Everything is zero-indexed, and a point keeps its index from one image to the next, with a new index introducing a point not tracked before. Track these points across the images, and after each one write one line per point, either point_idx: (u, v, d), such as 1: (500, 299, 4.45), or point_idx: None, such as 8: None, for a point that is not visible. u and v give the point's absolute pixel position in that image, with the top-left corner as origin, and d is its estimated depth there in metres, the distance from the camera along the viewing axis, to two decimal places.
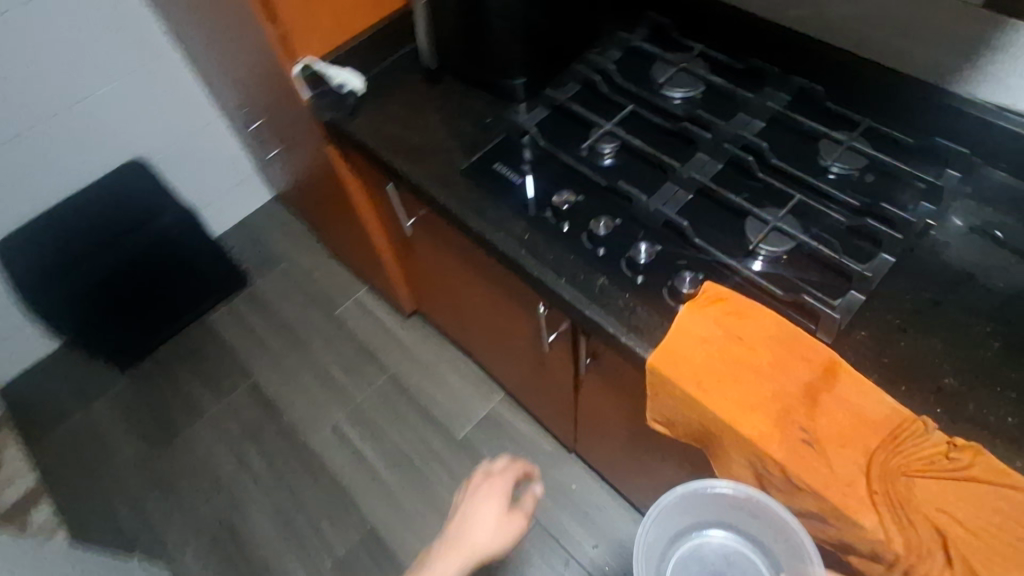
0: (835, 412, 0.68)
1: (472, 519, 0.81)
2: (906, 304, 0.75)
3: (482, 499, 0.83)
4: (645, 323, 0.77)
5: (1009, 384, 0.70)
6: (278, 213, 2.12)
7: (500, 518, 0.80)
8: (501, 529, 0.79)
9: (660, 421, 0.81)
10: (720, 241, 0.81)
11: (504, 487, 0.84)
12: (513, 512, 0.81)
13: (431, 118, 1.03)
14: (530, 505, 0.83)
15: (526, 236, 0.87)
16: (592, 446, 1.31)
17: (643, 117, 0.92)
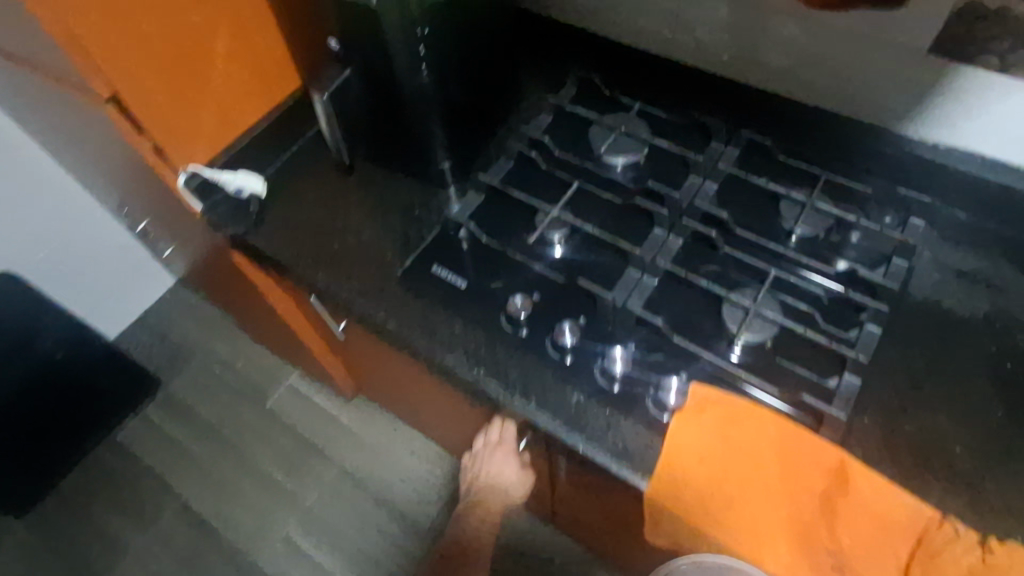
0: (859, 525, 0.62)
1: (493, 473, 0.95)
2: (900, 378, 0.70)
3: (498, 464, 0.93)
4: (632, 442, 0.69)
5: (1021, 456, 0.65)
6: (186, 299, 1.91)
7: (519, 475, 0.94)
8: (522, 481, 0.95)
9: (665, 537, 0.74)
10: (696, 332, 0.74)
11: (513, 450, 0.92)
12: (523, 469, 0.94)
13: (349, 217, 0.91)
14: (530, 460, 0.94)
15: (480, 351, 0.77)
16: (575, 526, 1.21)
17: (591, 194, 0.85)
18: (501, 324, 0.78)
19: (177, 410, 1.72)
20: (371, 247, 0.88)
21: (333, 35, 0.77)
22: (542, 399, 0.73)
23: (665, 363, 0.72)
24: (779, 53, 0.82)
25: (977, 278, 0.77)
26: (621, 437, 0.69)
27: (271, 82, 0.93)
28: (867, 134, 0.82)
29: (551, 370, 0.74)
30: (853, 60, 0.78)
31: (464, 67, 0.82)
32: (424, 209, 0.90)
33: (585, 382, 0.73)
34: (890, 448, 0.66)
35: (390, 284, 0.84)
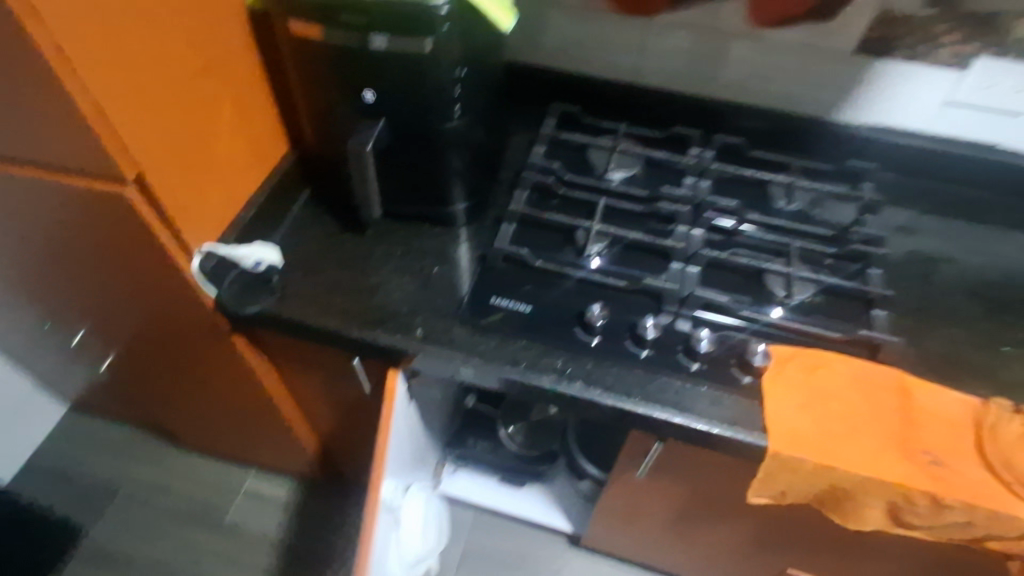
0: (936, 425, 0.74)
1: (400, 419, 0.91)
2: (906, 307, 0.86)
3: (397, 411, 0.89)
4: (738, 411, 0.76)
5: (1007, 343, 0.83)
6: (88, 426, 1.62)
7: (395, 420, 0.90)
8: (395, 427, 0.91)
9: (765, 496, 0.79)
10: (750, 304, 0.83)
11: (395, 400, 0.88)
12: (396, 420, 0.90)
13: (382, 272, 0.88)
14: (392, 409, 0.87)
15: (570, 369, 0.79)
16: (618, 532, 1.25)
17: (617, 207, 0.93)
18: (578, 336, 0.81)
19: (112, 558, 1.44)
20: (418, 294, 0.86)
21: (370, 88, 0.76)
22: (643, 393, 0.77)
23: (735, 335, 0.81)
24: (734, 69, 0.99)
25: (920, 221, 0.97)
26: (726, 408, 0.76)
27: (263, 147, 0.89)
28: (812, 125, 1.00)
29: (641, 367, 0.79)
30: (796, 67, 0.96)
31: (484, 112, 0.86)
32: (452, 252, 0.92)
33: (675, 369, 0.79)
34: (925, 360, 0.81)
35: (454, 325, 0.83)
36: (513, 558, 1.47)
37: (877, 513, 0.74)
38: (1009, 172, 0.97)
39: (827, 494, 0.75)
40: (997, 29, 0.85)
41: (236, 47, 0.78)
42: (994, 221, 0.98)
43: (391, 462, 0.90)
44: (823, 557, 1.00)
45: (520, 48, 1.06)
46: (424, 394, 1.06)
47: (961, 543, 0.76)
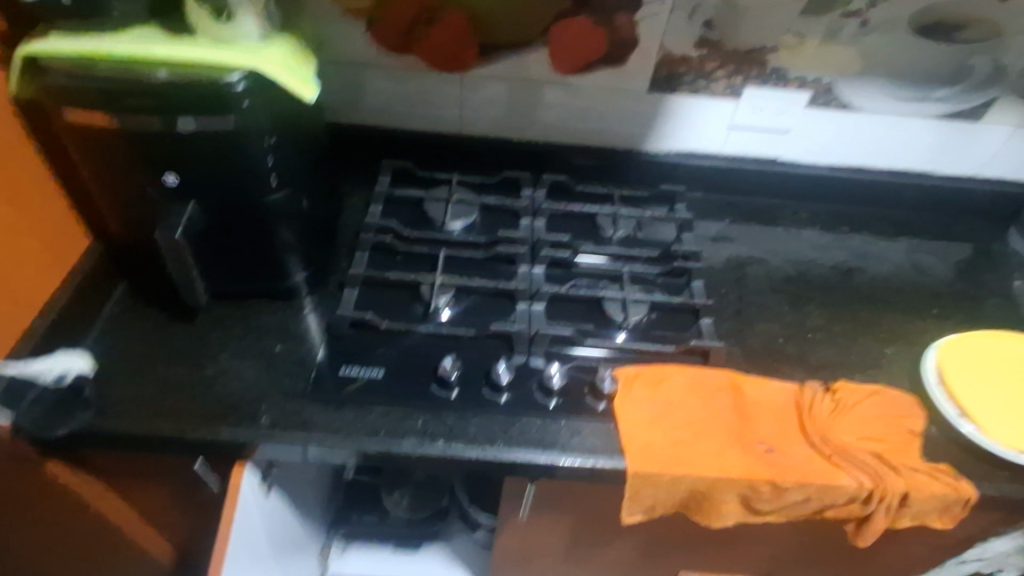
0: (765, 415, 0.82)
1: (256, 504, 0.83)
2: (727, 312, 0.95)
3: (252, 498, 0.81)
4: (597, 437, 0.79)
5: (812, 329, 0.95)
6: None
7: (253, 507, 0.82)
8: (256, 512, 0.83)
9: (636, 513, 0.82)
10: (594, 332, 0.88)
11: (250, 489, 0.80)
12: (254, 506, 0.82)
13: (217, 360, 0.82)
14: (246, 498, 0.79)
15: (432, 427, 0.78)
16: (520, 574, 1.23)
17: (458, 256, 0.94)
18: (436, 393, 0.80)
19: None
20: (260, 378, 0.81)
21: (172, 170, 0.71)
22: (506, 438, 0.78)
23: (584, 364, 0.85)
24: (548, 114, 1.05)
25: (729, 231, 1.09)
26: (586, 437, 0.79)
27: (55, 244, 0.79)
28: (625, 156, 1.09)
29: (502, 412, 0.80)
30: (602, 107, 1.04)
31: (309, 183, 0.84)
32: (293, 328, 0.87)
33: (534, 408, 0.80)
34: (749, 357, 0.89)
35: (305, 404, 0.78)
36: None
37: (731, 507, 0.80)
38: (789, 180, 1.12)
39: (686, 499, 0.80)
40: (755, 63, 0.98)
41: (7, 141, 0.69)
42: (786, 223, 1.12)
43: (252, 558, 0.82)
44: (704, 555, 1.06)
45: (341, 111, 1.05)
46: (290, 480, 0.98)
47: (806, 518, 0.84)
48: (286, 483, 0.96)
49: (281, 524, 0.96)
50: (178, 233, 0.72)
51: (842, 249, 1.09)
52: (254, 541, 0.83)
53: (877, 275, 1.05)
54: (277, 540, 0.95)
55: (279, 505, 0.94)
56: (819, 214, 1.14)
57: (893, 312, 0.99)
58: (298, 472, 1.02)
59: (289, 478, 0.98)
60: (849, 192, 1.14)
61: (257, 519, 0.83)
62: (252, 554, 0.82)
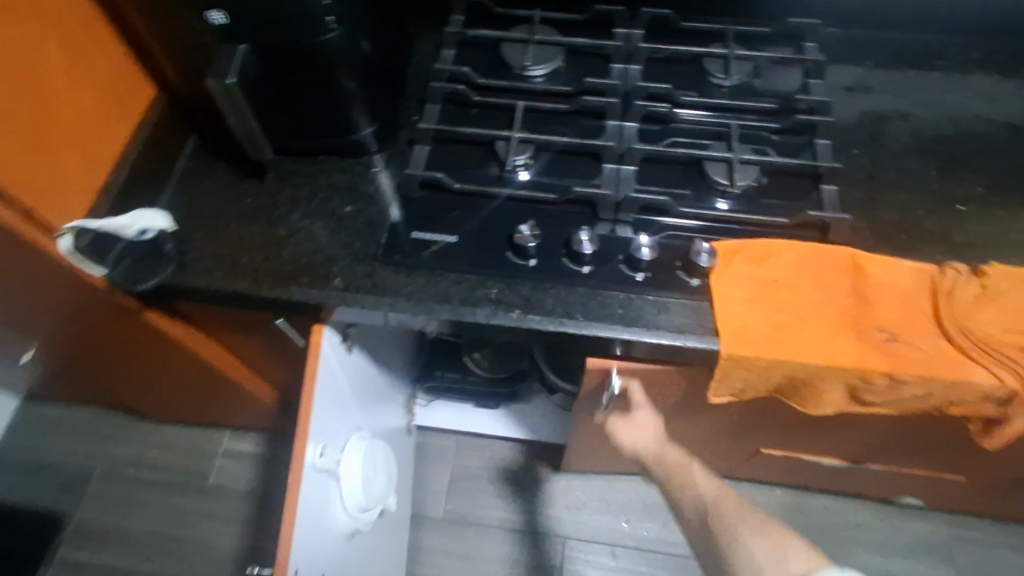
0: (889, 299, 0.71)
1: (338, 361, 0.84)
2: (857, 177, 0.80)
3: (333, 355, 0.82)
4: (686, 316, 0.71)
5: (964, 200, 0.78)
6: (45, 415, 1.55)
7: (336, 363, 0.83)
8: (339, 368, 0.85)
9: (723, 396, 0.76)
10: (692, 199, 0.77)
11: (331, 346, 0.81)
12: (336, 363, 0.83)
13: (289, 219, 0.79)
14: (328, 355, 0.80)
15: (506, 296, 0.73)
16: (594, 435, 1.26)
17: (538, 109, 0.83)
18: (511, 261, 0.75)
19: (100, 542, 1.43)
20: (332, 240, 0.78)
21: (217, 8, 0.64)
22: (587, 311, 0.72)
23: (678, 235, 0.75)
24: None
25: (870, 77, 0.89)
26: (675, 315, 0.72)
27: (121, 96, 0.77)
28: None
29: (582, 284, 0.73)
30: None
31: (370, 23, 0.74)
32: (361, 190, 0.82)
33: (618, 281, 0.73)
34: (878, 232, 0.76)
35: (377, 269, 0.76)
36: (501, 473, 1.49)
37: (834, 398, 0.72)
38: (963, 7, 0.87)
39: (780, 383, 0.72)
40: None
41: None
42: (948, 66, 0.89)
43: (341, 411, 0.85)
44: (792, 435, 1.00)
45: None
46: (370, 340, 1.00)
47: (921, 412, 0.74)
48: (367, 342, 0.98)
49: (364, 381, 0.99)
50: (231, 81, 0.65)
51: (1019, 100, 0.87)
52: (340, 395, 0.85)
53: None
54: (362, 394, 0.98)
55: (360, 364, 0.96)
56: (995, 54, 0.90)
57: None
58: (379, 332, 1.03)
59: (370, 338, 1.00)
60: None
61: (340, 374, 0.85)
62: (339, 406, 0.84)
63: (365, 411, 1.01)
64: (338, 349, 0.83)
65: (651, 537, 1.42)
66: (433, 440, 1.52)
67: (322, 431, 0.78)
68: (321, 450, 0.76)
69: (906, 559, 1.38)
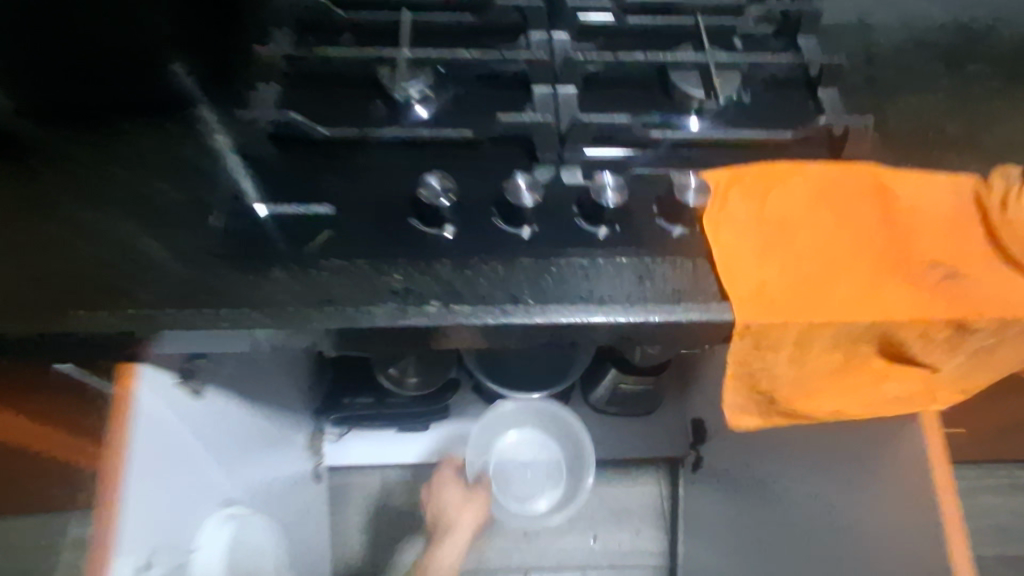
0: (932, 225, 0.53)
1: (174, 413, 0.56)
2: (854, 81, 0.62)
3: (162, 405, 0.54)
4: (676, 280, 0.50)
5: (982, 98, 0.62)
6: None
7: (169, 418, 0.55)
8: (179, 424, 0.57)
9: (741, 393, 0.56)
10: (658, 120, 0.56)
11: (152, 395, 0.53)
12: (169, 417, 0.55)
13: (65, 212, 0.51)
14: (149, 407, 0.52)
15: (417, 284, 0.49)
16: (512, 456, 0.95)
17: (431, 21, 0.59)
18: (420, 232, 0.51)
19: None
20: (140, 234, 0.50)
21: None
22: (538, 290, 0.49)
23: (645, 171, 0.54)
24: None
25: None
26: (664, 281, 0.50)
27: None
28: None
29: (525, 254, 0.50)
30: None
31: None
32: (184, 158, 0.55)
33: (579, 245, 0.51)
34: (896, 144, 0.58)
35: (214, 269, 0.49)
36: None
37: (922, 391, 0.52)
38: None
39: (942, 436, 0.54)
40: None
41: None
42: None
43: (191, 487, 0.58)
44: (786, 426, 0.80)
45: None
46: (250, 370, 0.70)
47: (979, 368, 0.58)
48: (239, 377, 0.68)
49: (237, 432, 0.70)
50: None
51: None
52: (184, 465, 0.57)
53: None
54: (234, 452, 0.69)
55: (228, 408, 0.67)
56: None
57: None
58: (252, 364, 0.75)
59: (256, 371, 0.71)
60: None
61: (180, 433, 0.57)
62: (186, 483, 0.57)
63: (245, 476, 0.72)
64: (170, 395, 0.56)
65: (626, 552, 1.22)
66: (353, 480, 1.24)
67: (150, 531, 0.50)
68: (145, 563, 0.49)
69: None
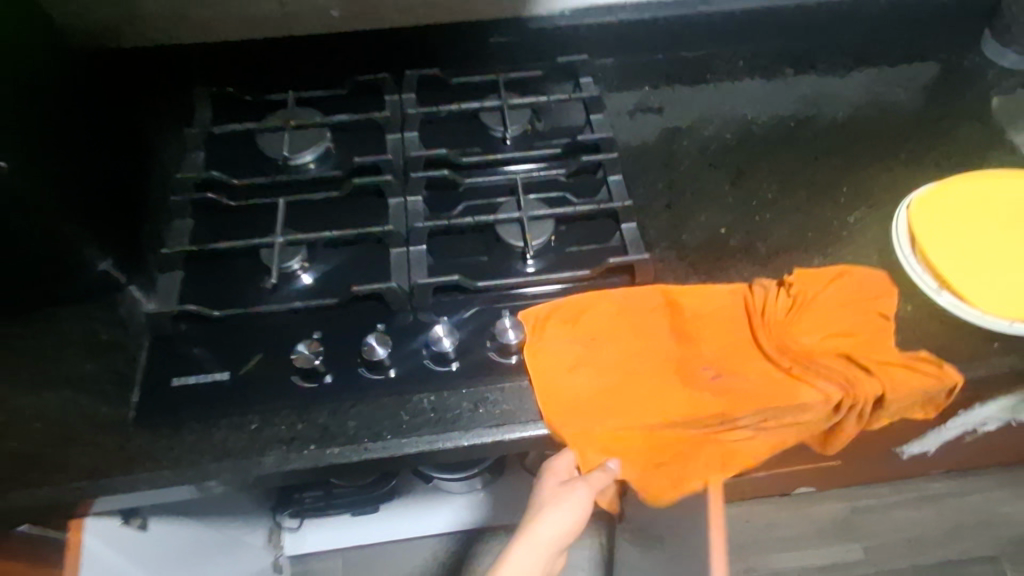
0: (706, 333, 0.67)
1: (115, 563, 0.68)
2: (657, 206, 0.77)
3: (104, 551, 0.67)
4: (507, 402, 0.63)
5: (761, 209, 0.77)
6: None
7: (113, 558, 0.68)
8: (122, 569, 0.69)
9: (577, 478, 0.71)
10: (489, 266, 0.71)
11: (90, 550, 0.65)
12: (112, 556, 0.68)
13: (13, 395, 0.63)
14: (91, 555, 0.65)
15: (301, 427, 0.61)
16: None
17: (306, 201, 0.73)
18: (301, 387, 0.63)
19: None
20: (72, 408, 0.62)
21: None
22: (397, 426, 0.62)
23: (501, 330, 0.64)
24: None
25: (655, 102, 0.88)
26: (493, 404, 0.63)
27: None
28: (511, 28, 0.86)
29: (386, 394, 0.63)
30: None
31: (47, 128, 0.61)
32: (112, 328, 0.67)
33: (428, 383, 0.64)
34: (687, 257, 0.73)
35: (132, 435, 0.61)
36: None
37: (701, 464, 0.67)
38: (714, 23, 0.90)
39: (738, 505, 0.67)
40: None
41: None
42: (720, 77, 0.91)
43: None
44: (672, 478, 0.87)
45: (120, 17, 0.79)
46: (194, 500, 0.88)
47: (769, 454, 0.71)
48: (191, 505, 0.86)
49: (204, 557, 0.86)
50: None
51: (788, 97, 0.89)
52: None
53: (833, 120, 0.87)
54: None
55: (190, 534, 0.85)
56: (761, 58, 0.92)
57: (859, 168, 0.81)
58: None
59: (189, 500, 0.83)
60: (797, 22, 0.91)
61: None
62: None
63: None
64: (111, 547, 0.68)
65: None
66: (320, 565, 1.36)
67: None
68: None
69: (815, 544, 1.41)
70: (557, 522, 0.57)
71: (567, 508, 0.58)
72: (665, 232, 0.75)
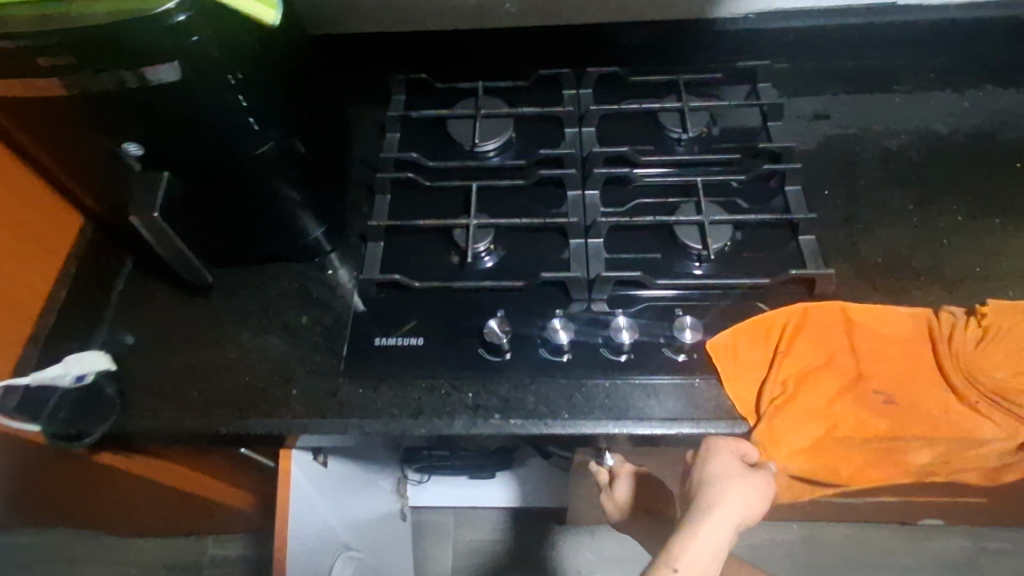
0: (888, 356, 0.66)
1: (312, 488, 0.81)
2: (835, 219, 0.77)
3: (306, 479, 0.79)
4: (677, 400, 0.66)
5: (947, 232, 0.75)
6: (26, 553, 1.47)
7: (311, 486, 0.80)
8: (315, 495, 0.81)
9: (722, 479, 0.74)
10: (663, 264, 0.73)
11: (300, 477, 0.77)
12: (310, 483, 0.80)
13: (242, 337, 0.73)
14: (300, 481, 0.77)
15: (484, 396, 0.68)
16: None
17: (493, 187, 0.78)
18: (487, 360, 0.69)
19: None
20: (289, 354, 0.72)
21: (130, 138, 0.58)
22: (572, 406, 0.66)
23: (681, 328, 0.67)
24: None
25: (833, 112, 0.86)
26: (665, 399, 0.66)
27: (51, 217, 0.73)
28: (693, 29, 0.86)
29: (563, 376, 0.68)
30: None
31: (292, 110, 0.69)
32: (321, 287, 0.76)
33: (602, 371, 0.68)
34: (865, 275, 0.72)
35: (341, 384, 0.69)
36: (507, 544, 1.48)
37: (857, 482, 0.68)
38: (904, 33, 0.86)
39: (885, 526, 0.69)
40: None
41: None
42: (906, 89, 0.87)
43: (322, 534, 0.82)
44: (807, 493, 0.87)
45: (332, 5, 0.86)
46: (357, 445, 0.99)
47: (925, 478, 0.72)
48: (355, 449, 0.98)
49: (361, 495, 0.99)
50: (157, 213, 0.61)
51: (982, 115, 0.84)
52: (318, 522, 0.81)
53: None
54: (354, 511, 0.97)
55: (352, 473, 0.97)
56: (953, 71, 0.88)
57: None
58: None
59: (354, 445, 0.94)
60: (1000, 36, 0.86)
61: (312, 508, 0.80)
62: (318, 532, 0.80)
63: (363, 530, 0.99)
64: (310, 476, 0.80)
65: None
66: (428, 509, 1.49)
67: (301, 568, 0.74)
68: None
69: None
70: (750, 500, 0.56)
71: (755, 488, 0.57)
72: (842, 247, 0.74)
